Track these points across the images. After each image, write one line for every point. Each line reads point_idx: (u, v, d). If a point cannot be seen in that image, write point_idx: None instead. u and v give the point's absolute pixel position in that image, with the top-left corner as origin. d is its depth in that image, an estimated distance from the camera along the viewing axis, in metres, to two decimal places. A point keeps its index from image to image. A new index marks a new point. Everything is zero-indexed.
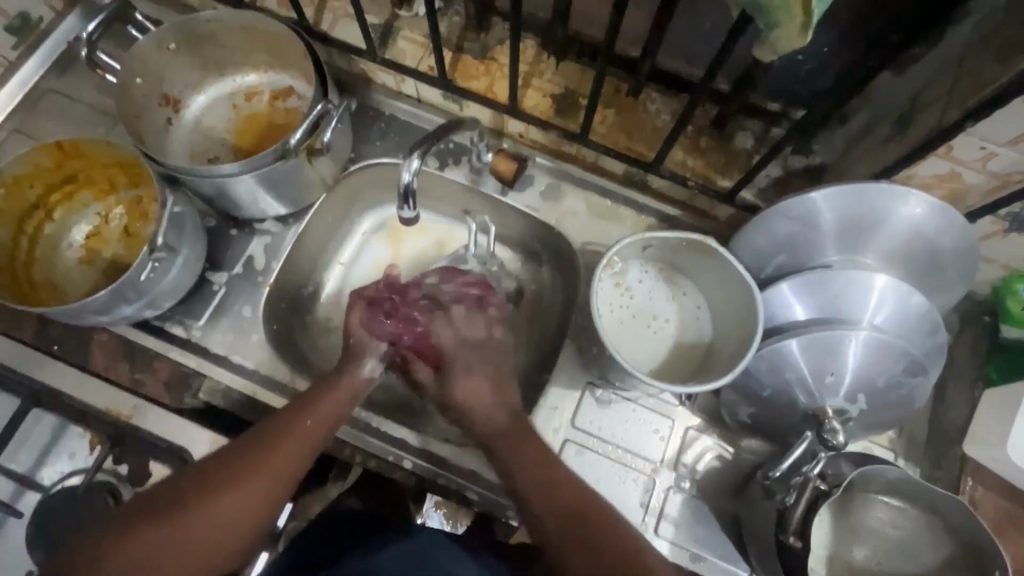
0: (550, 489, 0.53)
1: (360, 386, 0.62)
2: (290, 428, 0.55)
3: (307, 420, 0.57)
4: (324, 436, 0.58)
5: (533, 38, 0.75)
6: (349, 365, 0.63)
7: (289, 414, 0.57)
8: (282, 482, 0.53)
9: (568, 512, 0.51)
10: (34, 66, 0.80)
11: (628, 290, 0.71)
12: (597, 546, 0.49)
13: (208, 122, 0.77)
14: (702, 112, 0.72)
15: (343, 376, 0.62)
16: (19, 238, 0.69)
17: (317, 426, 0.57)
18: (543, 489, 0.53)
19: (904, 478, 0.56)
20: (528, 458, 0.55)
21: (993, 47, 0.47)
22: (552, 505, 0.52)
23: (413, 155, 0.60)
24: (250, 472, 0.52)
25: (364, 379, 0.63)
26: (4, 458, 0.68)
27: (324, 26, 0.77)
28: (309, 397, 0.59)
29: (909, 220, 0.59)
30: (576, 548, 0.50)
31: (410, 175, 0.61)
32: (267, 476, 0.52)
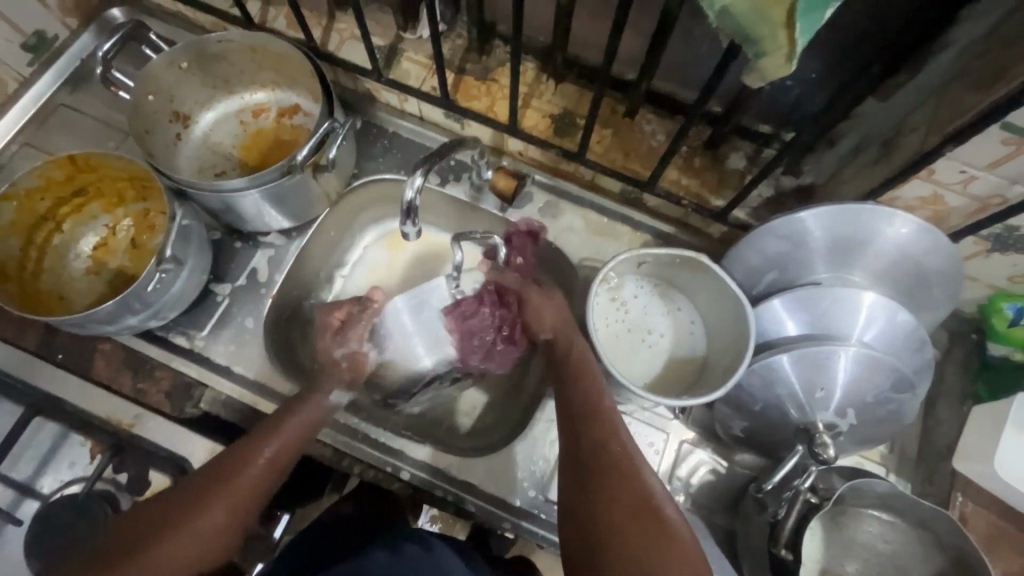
0: (596, 418, 0.56)
1: (322, 411, 0.63)
2: (245, 461, 0.56)
3: (264, 451, 0.57)
4: (288, 461, 0.59)
5: (532, 60, 0.77)
6: (313, 391, 0.64)
7: (257, 437, 0.58)
8: (241, 515, 0.54)
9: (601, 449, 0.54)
10: (47, 82, 0.82)
11: (623, 304, 0.73)
12: (618, 483, 0.51)
13: (216, 138, 0.79)
14: (695, 133, 0.75)
15: (303, 403, 0.62)
16: (28, 248, 0.71)
17: (284, 449, 0.58)
18: (590, 416, 0.57)
19: (893, 492, 0.57)
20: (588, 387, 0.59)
21: (970, 78, 0.49)
22: (591, 435, 0.55)
23: (417, 172, 0.61)
24: (215, 497, 0.53)
25: (326, 405, 0.63)
26: (5, 467, 0.69)
27: (331, 47, 0.80)
28: (267, 426, 0.59)
29: (895, 240, 0.61)
30: (602, 481, 0.51)
31: (412, 192, 0.62)
32: (220, 512, 0.53)
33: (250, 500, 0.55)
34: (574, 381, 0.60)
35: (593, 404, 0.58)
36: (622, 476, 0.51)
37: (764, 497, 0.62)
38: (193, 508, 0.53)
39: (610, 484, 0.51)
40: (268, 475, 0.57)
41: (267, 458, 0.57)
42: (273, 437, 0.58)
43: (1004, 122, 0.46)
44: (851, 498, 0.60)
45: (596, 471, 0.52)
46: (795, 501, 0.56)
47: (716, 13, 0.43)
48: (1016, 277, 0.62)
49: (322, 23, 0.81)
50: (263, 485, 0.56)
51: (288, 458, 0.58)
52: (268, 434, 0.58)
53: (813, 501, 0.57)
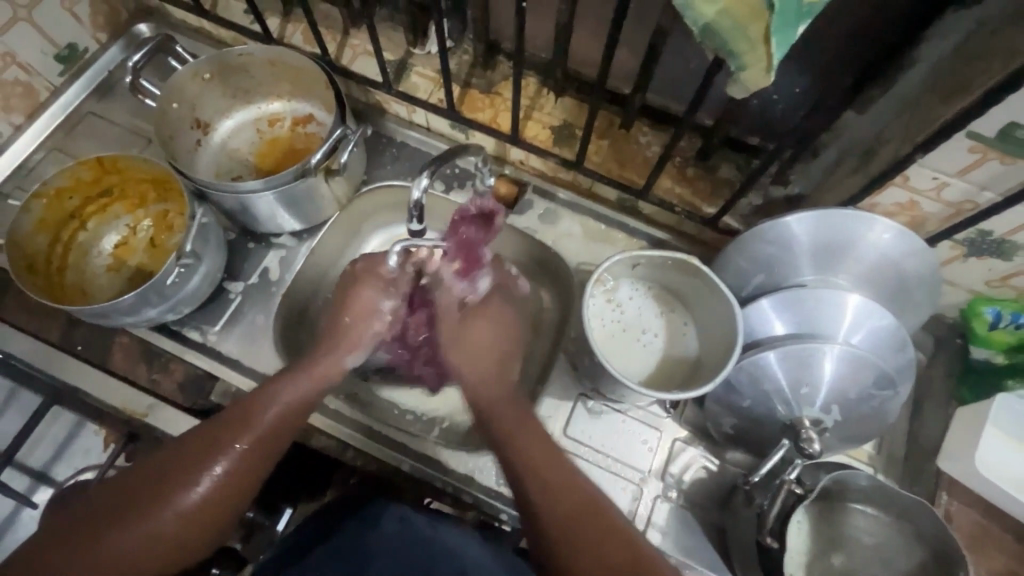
0: (560, 483, 0.54)
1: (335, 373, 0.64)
2: (251, 422, 0.57)
3: (270, 413, 0.58)
4: (297, 422, 0.60)
5: (534, 75, 0.82)
6: (330, 354, 0.64)
7: (261, 401, 0.58)
8: (250, 476, 0.56)
9: (573, 508, 0.52)
10: (76, 91, 0.87)
11: (619, 306, 0.76)
12: (595, 541, 0.50)
13: (234, 145, 0.84)
14: (688, 145, 0.79)
15: (316, 363, 0.63)
16: (54, 244, 0.74)
17: (287, 416, 0.59)
18: (552, 481, 0.54)
19: (876, 485, 0.59)
20: (528, 449, 0.56)
21: (939, 91, 0.53)
22: (557, 501, 0.53)
23: (421, 173, 0.63)
24: (211, 470, 0.54)
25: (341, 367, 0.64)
26: (23, 453, 0.74)
27: (344, 61, 0.85)
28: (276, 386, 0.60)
29: (877, 244, 0.64)
30: (575, 544, 0.50)
31: (419, 192, 0.65)
32: (228, 472, 0.54)
33: (254, 468, 0.56)
34: (513, 428, 0.58)
35: (540, 451, 0.56)
36: (590, 522, 0.52)
37: (752, 488, 0.64)
38: (185, 485, 0.53)
39: (582, 530, 0.51)
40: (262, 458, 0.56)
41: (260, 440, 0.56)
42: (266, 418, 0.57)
43: (969, 130, 0.50)
44: (835, 491, 0.62)
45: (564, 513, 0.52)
46: (780, 490, 0.58)
47: (700, 29, 0.46)
48: (993, 281, 0.65)
49: (336, 38, 0.86)
50: (256, 467, 0.56)
51: (283, 442, 0.58)
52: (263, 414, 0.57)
53: (799, 491, 0.59)
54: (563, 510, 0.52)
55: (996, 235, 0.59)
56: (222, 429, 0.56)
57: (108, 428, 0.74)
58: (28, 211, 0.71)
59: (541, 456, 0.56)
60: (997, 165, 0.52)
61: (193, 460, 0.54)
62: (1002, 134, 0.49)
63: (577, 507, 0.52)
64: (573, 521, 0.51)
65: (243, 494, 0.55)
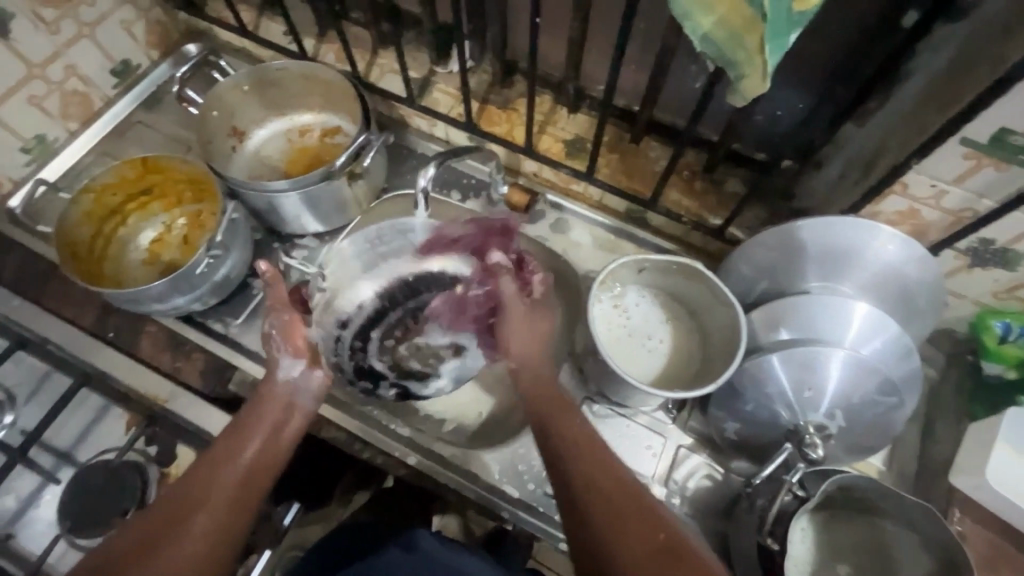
0: (597, 454, 0.56)
1: (287, 394, 0.66)
2: (230, 452, 0.59)
3: (245, 442, 0.60)
4: (280, 443, 0.62)
5: (548, 93, 0.86)
6: (268, 380, 0.66)
7: (236, 437, 0.60)
8: (247, 498, 0.57)
9: (605, 479, 0.54)
10: (127, 102, 0.95)
11: (625, 311, 0.77)
12: (626, 515, 0.51)
13: (266, 152, 0.90)
14: (695, 159, 0.81)
15: (265, 392, 0.65)
16: (97, 236, 0.80)
17: (268, 440, 0.62)
18: (591, 454, 0.56)
19: (883, 492, 0.59)
20: (570, 426, 0.59)
21: (934, 102, 0.55)
22: (591, 472, 0.54)
23: (430, 164, 0.70)
24: (209, 502, 0.55)
25: (285, 386, 0.66)
26: (51, 434, 0.76)
27: (372, 78, 0.91)
28: (242, 419, 0.62)
29: (879, 254, 0.65)
30: (607, 518, 0.51)
31: (426, 182, 0.70)
32: (225, 500, 0.56)
33: (248, 492, 0.57)
34: (559, 409, 0.61)
35: (579, 428, 0.59)
36: (619, 474, 0.54)
37: (753, 490, 0.63)
38: (189, 520, 0.53)
39: (616, 498, 0.52)
40: (257, 474, 0.59)
41: (251, 459, 0.59)
42: (247, 441, 0.60)
43: (962, 136, 0.52)
44: (840, 497, 0.63)
45: (598, 480, 0.54)
46: (780, 490, 0.59)
47: (698, 38, 0.50)
48: (1000, 292, 0.65)
49: (366, 58, 0.92)
50: (253, 486, 0.58)
51: (275, 460, 0.61)
52: (240, 440, 0.60)
53: (799, 495, 0.60)
54: (592, 477, 0.54)
55: (999, 244, 0.60)
56: (204, 472, 0.57)
57: (132, 412, 0.76)
58: (76, 204, 0.77)
59: (581, 428, 0.59)
60: (993, 171, 0.53)
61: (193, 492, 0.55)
62: (994, 140, 0.51)
63: (606, 468, 0.55)
64: (603, 493, 0.53)
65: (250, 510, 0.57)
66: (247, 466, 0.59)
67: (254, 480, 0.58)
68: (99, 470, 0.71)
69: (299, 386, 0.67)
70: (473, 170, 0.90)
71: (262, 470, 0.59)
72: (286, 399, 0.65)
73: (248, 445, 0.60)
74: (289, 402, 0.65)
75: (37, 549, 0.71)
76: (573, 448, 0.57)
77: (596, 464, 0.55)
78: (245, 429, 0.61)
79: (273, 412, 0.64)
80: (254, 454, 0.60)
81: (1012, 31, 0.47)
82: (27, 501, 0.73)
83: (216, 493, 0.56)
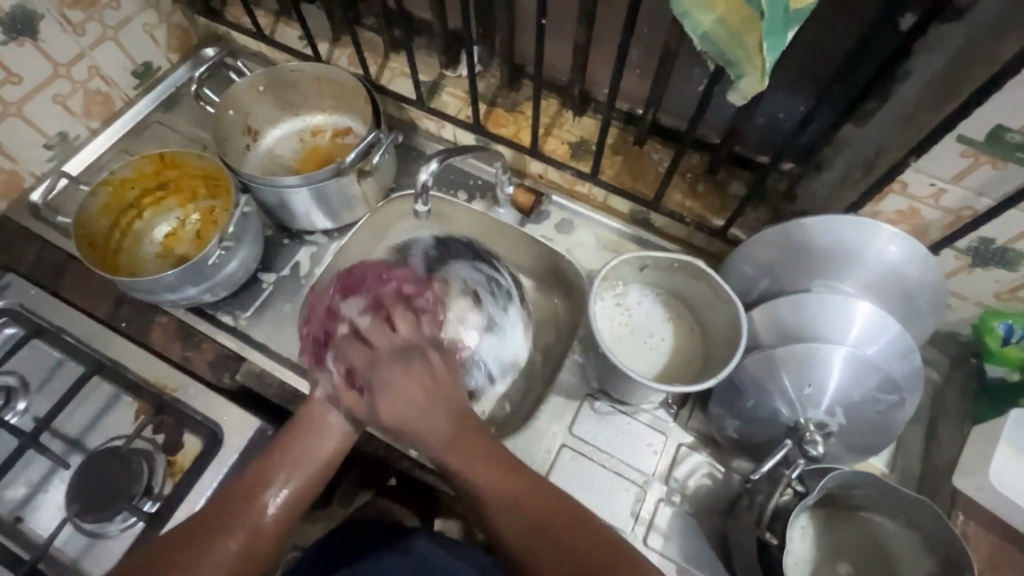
0: (525, 499, 0.56)
1: (328, 417, 0.63)
2: (265, 479, 0.59)
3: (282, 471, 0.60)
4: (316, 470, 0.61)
5: (554, 97, 0.88)
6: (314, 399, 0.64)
7: (276, 462, 0.60)
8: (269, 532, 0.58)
9: (539, 519, 0.55)
10: (146, 103, 0.98)
11: (628, 309, 0.78)
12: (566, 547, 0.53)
13: (278, 152, 0.92)
14: (698, 163, 0.83)
15: (311, 413, 0.63)
16: (114, 229, 0.83)
17: (303, 471, 0.61)
18: (519, 500, 0.56)
19: (881, 489, 0.60)
20: (490, 479, 0.57)
21: (933, 102, 0.56)
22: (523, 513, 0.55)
23: (433, 158, 0.73)
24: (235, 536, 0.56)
25: (328, 407, 0.64)
26: (61, 422, 0.78)
27: (383, 81, 0.93)
28: (284, 439, 0.62)
29: (882, 254, 0.65)
30: (546, 554, 0.53)
31: (428, 175, 0.74)
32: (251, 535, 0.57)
33: (276, 525, 0.58)
34: (473, 462, 0.58)
35: (498, 477, 0.57)
36: (552, 507, 0.56)
37: (752, 486, 0.63)
38: (214, 553, 0.55)
39: (550, 536, 0.54)
40: (287, 505, 0.59)
41: (275, 507, 0.58)
42: (283, 469, 0.60)
43: (959, 133, 0.52)
44: (840, 496, 0.63)
45: (523, 520, 0.55)
46: (779, 485, 0.59)
47: (698, 37, 0.51)
48: (1002, 293, 0.65)
49: (378, 62, 0.94)
50: (281, 519, 0.59)
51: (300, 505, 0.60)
52: (277, 468, 0.60)
53: (798, 491, 0.60)
54: (519, 518, 0.55)
55: (998, 243, 0.60)
56: (237, 500, 0.58)
57: (140, 401, 0.77)
58: (95, 196, 0.79)
59: (501, 477, 0.57)
60: (990, 169, 0.54)
61: (214, 526, 0.56)
62: (990, 138, 0.52)
63: (539, 505, 0.55)
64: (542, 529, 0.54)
65: (271, 542, 0.58)
66: (271, 511, 0.58)
67: (276, 525, 0.58)
68: (107, 457, 0.72)
69: (339, 406, 0.64)
70: (479, 172, 0.92)
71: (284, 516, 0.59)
72: (326, 424, 0.63)
73: (276, 481, 0.59)
74: (330, 424, 0.63)
75: (44, 532, 0.72)
76: (499, 494, 0.56)
77: (525, 504, 0.56)
78: (282, 453, 0.61)
79: (317, 445, 0.62)
80: (280, 500, 0.59)
81: (1008, 31, 0.48)
82: (36, 486, 0.74)
83: (242, 527, 0.57)
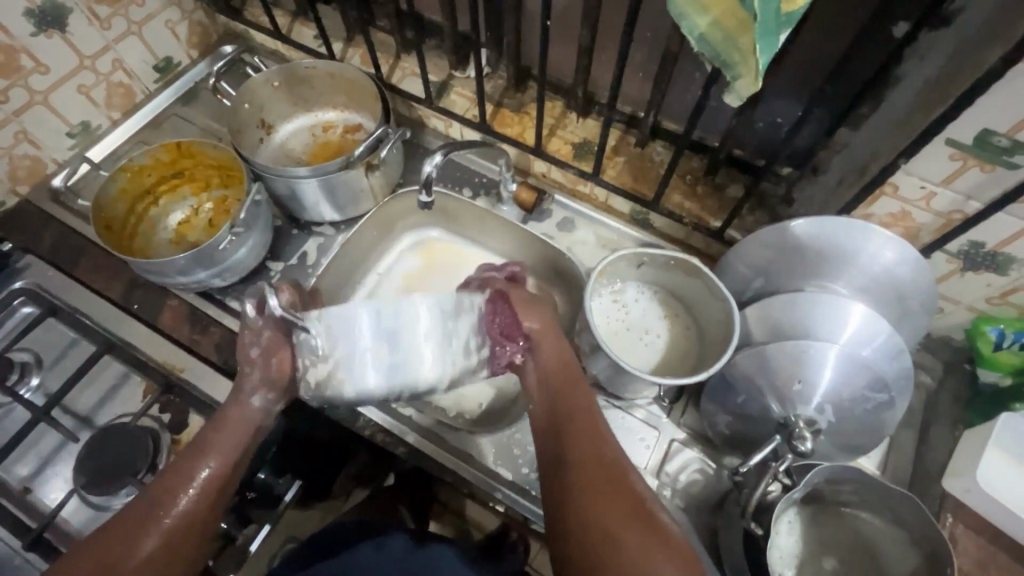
0: (590, 434, 0.57)
1: (249, 417, 0.64)
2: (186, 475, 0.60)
3: (203, 468, 0.60)
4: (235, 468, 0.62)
5: (559, 99, 0.90)
6: (235, 403, 0.64)
7: (197, 457, 0.61)
8: (191, 529, 0.58)
9: (595, 455, 0.55)
10: (165, 96, 1.01)
11: (625, 305, 0.80)
12: (610, 489, 0.52)
13: (291, 145, 0.96)
14: (698, 165, 0.84)
15: (230, 412, 0.64)
16: (130, 214, 0.86)
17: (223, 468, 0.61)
18: (585, 432, 0.57)
19: (867, 482, 0.61)
20: (568, 404, 0.60)
21: (923, 107, 0.57)
22: (585, 446, 0.56)
23: (439, 151, 0.75)
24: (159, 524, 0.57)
25: (252, 410, 0.64)
26: (73, 398, 0.80)
27: (394, 80, 0.96)
28: (204, 437, 0.63)
29: (874, 256, 0.66)
30: (591, 489, 0.52)
31: (433, 167, 0.76)
32: (171, 530, 0.57)
33: (198, 523, 0.58)
34: (563, 385, 0.62)
35: (582, 402, 0.60)
36: (607, 452, 0.55)
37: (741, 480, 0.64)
38: (137, 541, 0.55)
39: (600, 474, 0.53)
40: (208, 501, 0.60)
41: (200, 493, 0.59)
42: (207, 462, 0.61)
43: (948, 136, 0.54)
44: (827, 493, 0.65)
45: (584, 454, 0.55)
46: (766, 476, 0.60)
47: (695, 38, 0.53)
48: (993, 298, 0.66)
49: (390, 62, 0.97)
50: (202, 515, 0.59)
51: (230, 478, 0.62)
52: (201, 460, 0.61)
53: (785, 484, 0.61)
54: (582, 450, 0.56)
55: (989, 247, 0.62)
56: (158, 495, 0.58)
57: (149, 380, 0.80)
58: (114, 181, 0.82)
59: (578, 410, 0.59)
60: (979, 173, 0.56)
61: (149, 513, 0.57)
62: (977, 141, 0.53)
63: (601, 444, 0.56)
64: (595, 467, 0.54)
65: (197, 539, 0.58)
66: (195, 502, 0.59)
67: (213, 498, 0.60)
68: (115, 433, 0.74)
69: (268, 413, 0.65)
70: (483, 170, 0.94)
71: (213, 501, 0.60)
72: (252, 425, 0.64)
73: (198, 471, 0.60)
74: (250, 424, 0.64)
75: (51, 502, 0.74)
76: (568, 421, 0.58)
77: (590, 441, 0.56)
78: (203, 448, 0.62)
79: (236, 432, 0.63)
80: (203, 485, 0.60)
81: (994, 37, 0.50)
82: (46, 459, 0.77)
83: (163, 522, 0.57)
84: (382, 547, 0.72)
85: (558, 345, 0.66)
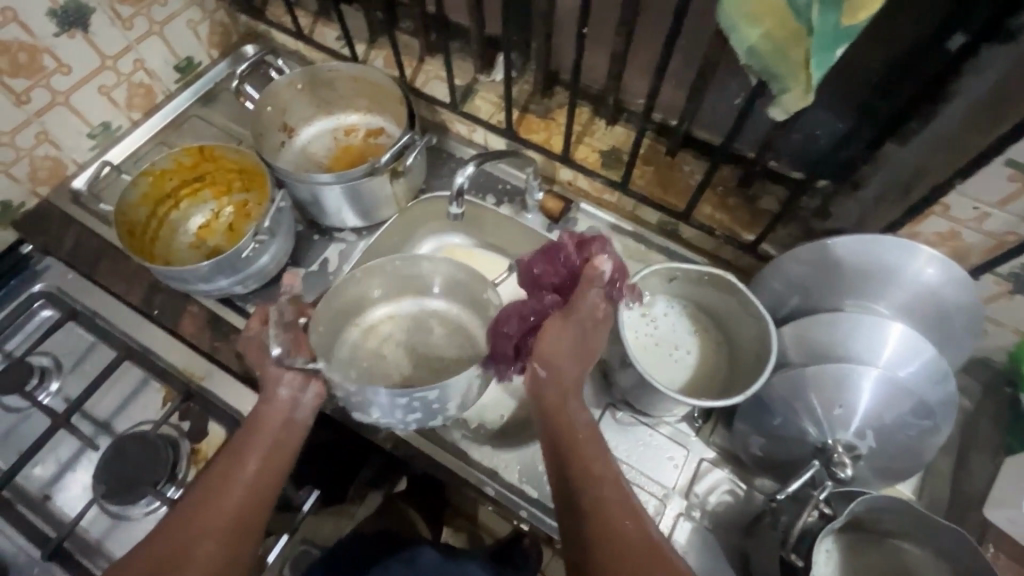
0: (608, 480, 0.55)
1: (286, 408, 0.64)
2: (229, 480, 0.59)
3: (248, 466, 0.60)
4: (278, 466, 0.62)
5: (587, 105, 0.88)
6: (267, 397, 0.65)
7: (239, 458, 0.60)
8: (235, 534, 0.56)
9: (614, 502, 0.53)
10: (185, 97, 1.00)
11: (653, 320, 0.78)
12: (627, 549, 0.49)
13: (313, 149, 0.94)
14: (730, 176, 0.82)
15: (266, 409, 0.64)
16: (152, 218, 0.85)
17: (264, 467, 0.61)
18: (601, 478, 0.55)
19: (913, 513, 0.58)
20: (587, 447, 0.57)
21: (980, 125, 0.55)
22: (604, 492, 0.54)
23: (469, 162, 0.73)
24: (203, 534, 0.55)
25: (284, 400, 0.65)
26: (93, 403, 0.79)
27: (417, 84, 0.94)
28: (240, 442, 0.62)
29: (919, 277, 0.64)
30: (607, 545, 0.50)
31: (463, 179, 0.74)
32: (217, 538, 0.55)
33: (241, 527, 0.57)
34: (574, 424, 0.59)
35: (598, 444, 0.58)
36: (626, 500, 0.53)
37: (777, 506, 0.63)
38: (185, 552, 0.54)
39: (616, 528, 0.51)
40: (251, 503, 0.58)
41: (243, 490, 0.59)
42: (247, 463, 0.60)
43: (1009, 156, 0.53)
44: (866, 521, 0.63)
45: (600, 503, 0.53)
46: (806, 507, 0.58)
47: (744, 51, 0.51)
48: None
49: (413, 65, 0.95)
50: (247, 518, 0.58)
51: (273, 477, 0.61)
52: (242, 462, 0.60)
53: (824, 513, 0.58)
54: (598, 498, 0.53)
55: None
56: (199, 504, 0.57)
57: (168, 387, 0.79)
58: (136, 186, 0.81)
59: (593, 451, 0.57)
60: None
61: (195, 520, 0.56)
62: None
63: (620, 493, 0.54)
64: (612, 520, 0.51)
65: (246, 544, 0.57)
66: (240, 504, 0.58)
67: (257, 495, 0.59)
68: (134, 442, 0.73)
69: (298, 402, 0.65)
70: (508, 177, 0.92)
71: (257, 495, 0.59)
72: (285, 416, 0.64)
73: (241, 466, 0.60)
74: (287, 416, 0.64)
75: (70, 510, 0.74)
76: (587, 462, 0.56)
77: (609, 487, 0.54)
78: (244, 448, 0.61)
79: (271, 427, 0.63)
80: (242, 485, 0.59)
81: None
82: (65, 465, 0.76)
83: (207, 530, 0.55)
84: (406, 565, 0.71)
85: (562, 389, 0.61)
